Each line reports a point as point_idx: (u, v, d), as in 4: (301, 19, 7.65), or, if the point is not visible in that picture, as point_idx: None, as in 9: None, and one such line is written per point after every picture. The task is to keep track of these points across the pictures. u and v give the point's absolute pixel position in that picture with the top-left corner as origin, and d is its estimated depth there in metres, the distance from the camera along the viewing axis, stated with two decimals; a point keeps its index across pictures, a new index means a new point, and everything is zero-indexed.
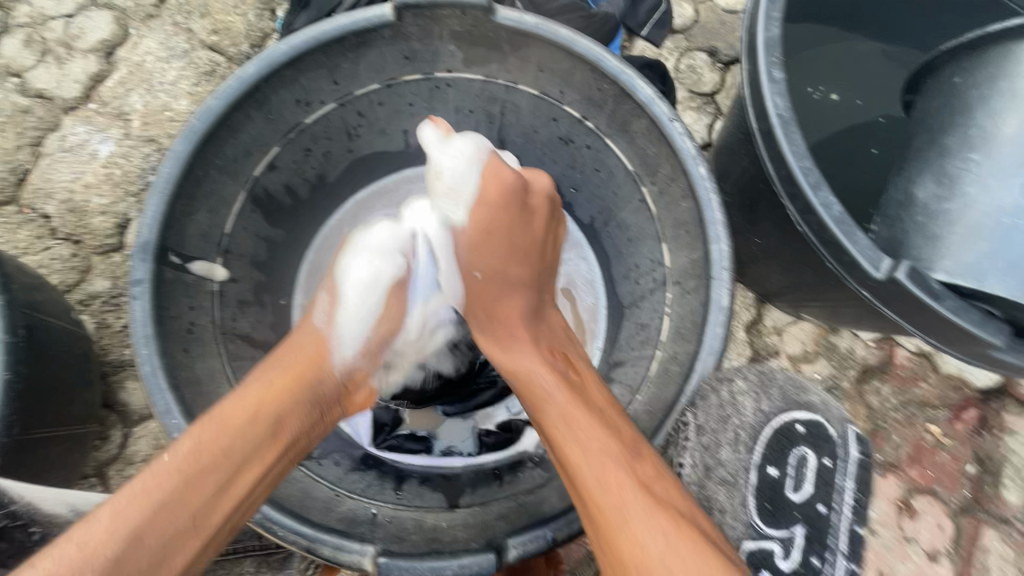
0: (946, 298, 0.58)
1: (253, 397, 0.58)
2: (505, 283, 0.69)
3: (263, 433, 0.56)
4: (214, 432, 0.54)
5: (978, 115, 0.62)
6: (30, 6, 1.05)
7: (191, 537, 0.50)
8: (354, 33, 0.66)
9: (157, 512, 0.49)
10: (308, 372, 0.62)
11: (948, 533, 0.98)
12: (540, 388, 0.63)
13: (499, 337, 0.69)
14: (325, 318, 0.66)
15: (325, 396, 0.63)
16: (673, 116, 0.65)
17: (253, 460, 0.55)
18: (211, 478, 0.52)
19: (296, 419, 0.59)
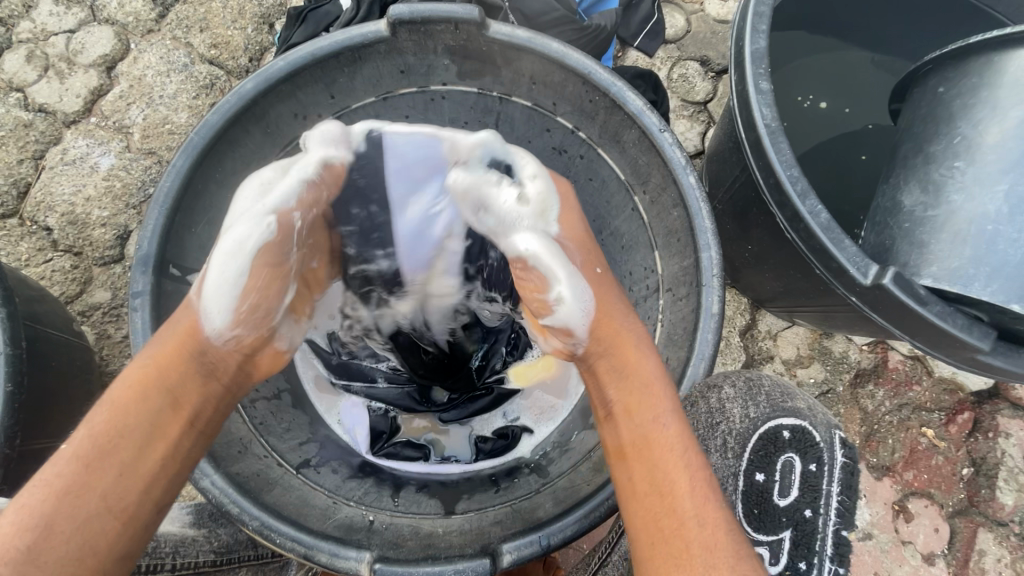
0: (933, 303, 0.59)
1: (136, 376, 0.55)
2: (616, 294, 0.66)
3: (160, 406, 0.55)
4: (98, 421, 0.53)
5: (962, 124, 0.63)
6: (32, 23, 1.07)
7: (101, 521, 0.49)
8: (350, 48, 0.68)
9: (62, 502, 0.48)
10: (188, 345, 0.58)
11: (943, 535, 0.99)
12: (658, 399, 0.58)
13: (622, 346, 0.61)
14: (197, 291, 0.60)
15: (222, 364, 0.60)
16: (663, 126, 0.66)
17: (154, 437, 0.54)
18: (111, 463, 0.51)
19: (195, 389, 0.57)
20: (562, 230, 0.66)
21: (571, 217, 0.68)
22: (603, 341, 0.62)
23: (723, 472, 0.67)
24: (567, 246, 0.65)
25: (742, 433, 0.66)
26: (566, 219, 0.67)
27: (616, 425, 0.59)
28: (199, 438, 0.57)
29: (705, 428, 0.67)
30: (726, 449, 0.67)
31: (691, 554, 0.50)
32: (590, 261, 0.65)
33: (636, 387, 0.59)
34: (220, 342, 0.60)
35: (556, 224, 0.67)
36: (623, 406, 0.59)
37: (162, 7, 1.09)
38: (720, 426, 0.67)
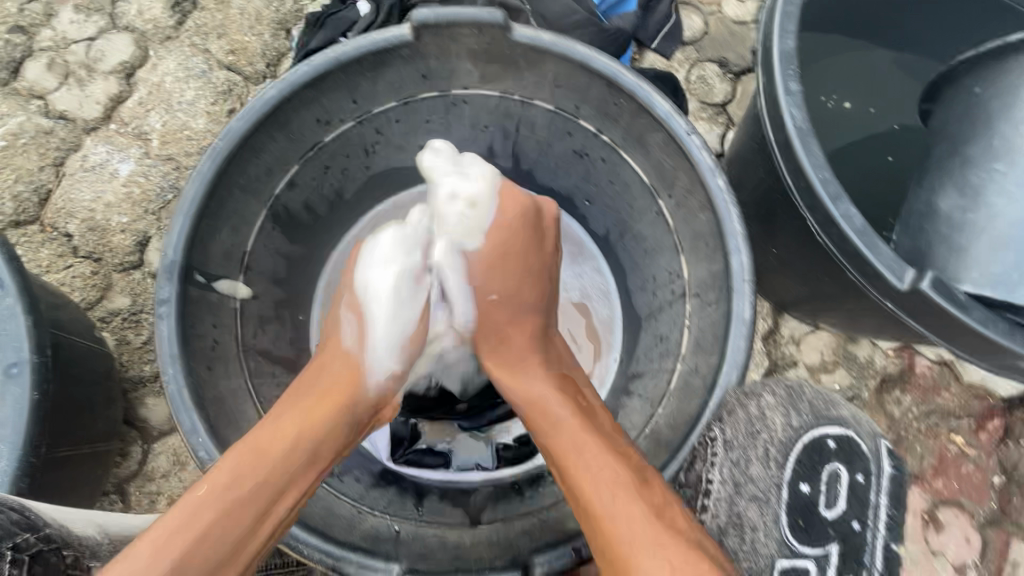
0: (973, 309, 0.58)
1: (296, 414, 0.58)
2: (509, 313, 0.69)
3: (308, 447, 0.57)
4: (268, 451, 0.55)
5: (1000, 126, 0.62)
6: (52, 31, 1.08)
7: (240, 549, 0.52)
8: (373, 53, 0.67)
9: (209, 529, 0.50)
10: (349, 389, 0.62)
11: (975, 546, 0.96)
12: (551, 414, 0.63)
13: (507, 365, 0.68)
14: (355, 339, 0.64)
15: (366, 413, 0.63)
16: (691, 129, 0.65)
17: (298, 475, 0.56)
18: (255, 497, 0.53)
19: (340, 431, 0.60)
20: (477, 245, 0.67)
21: (489, 232, 0.67)
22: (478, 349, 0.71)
23: (765, 484, 0.63)
24: (471, 268, 0.67)
25: (785, 443, 0.63)
26: (502, 207, 0.66)
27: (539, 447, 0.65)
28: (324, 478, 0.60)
29: (746, 439, 0.64)
30: (767, 460, 0.63)
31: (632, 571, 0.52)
32: (486, 285, 0.68)
33: (545, 417, 0.63)
34: (375, 387, 0.64)
35: (470, 239, 0.67)
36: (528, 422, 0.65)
37: (180, 14, 1.10)
38: (761, 436, 0.63)
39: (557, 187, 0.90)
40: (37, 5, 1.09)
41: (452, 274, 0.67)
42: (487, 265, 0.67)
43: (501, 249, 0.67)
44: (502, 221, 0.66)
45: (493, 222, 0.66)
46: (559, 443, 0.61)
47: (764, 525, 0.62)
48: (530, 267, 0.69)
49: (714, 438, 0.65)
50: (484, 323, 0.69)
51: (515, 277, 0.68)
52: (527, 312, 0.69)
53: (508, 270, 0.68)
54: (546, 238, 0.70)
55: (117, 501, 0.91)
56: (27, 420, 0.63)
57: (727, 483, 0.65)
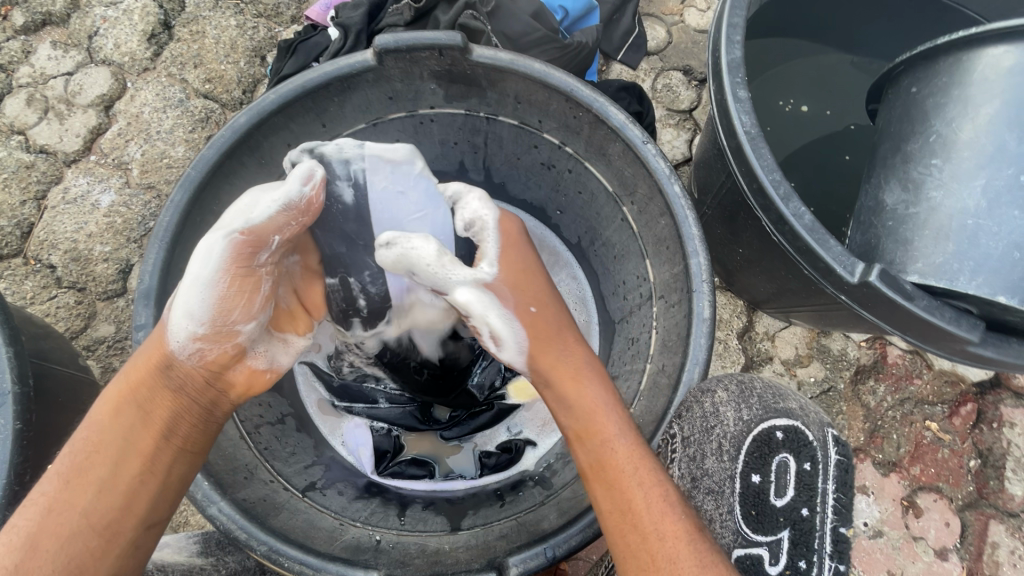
0: (920, 298, 0.60)
1: (110, 398, 0.57)
2: (557, 322, 0.64)
3: (130, 422, 0.55)
4: (82, 448, 0.54)
5: (936, 124, 0.65)
6: (31, 67, 1.10)
7: (90, 536, 0.52)
8: (338, 78, 0.70)
9: (43, 523, 0.51)
10: (154, 364, 0.57)
11: (955, 530, 0.98)
12: (604, 420, 0.58)
13: (570, 379, 0.60)
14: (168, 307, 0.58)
15: (190, 386, 0.58)
16: (646, 139, 0.68)
17: (127, 455, 0.55)
18: (86, 487, 0.53)
19: (165, 405, 0.57)
20: (496, 272, 0.63)
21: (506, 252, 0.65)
22: (543, 376, 0.62)
23: (719, 477, 0.63)
24: (504, 291, 0.63)
25: (737, 436, 0.63)
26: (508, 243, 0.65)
27: (574, 451, 0.59)
28: (176, 456, 0.57)
29: (701, 434, 0.63)
30: (722, 453, 0.63)
31: (658, 565, 0.51)
32: (525, 297, 0.63)
33: (591, 417, 0.58)
34: (185, 357, 0.57)
35: (490, 265, 0.64)
36: (575, 432, 0.59)
37: (156, 46, 1.13)
38: (715, 430, 0.63)
39: (528, 199, 0.93)
40: (16, 43, 1.11)
41: (484, 310, 0.62)
42: (513, 280, 0.64)
43: (520, 264, 0.65)
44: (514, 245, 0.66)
45: (500, 243, 0.65)
46: (609, 455, 0.56)
47: (720, 517, 0.62)
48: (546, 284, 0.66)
49: (673, 434, 0.64)
50: (536, 335, 0.63)
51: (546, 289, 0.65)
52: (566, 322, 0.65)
53: (535, 279, 0.65)
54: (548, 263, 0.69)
55: None
56: (10, 450, 0.64)
57: (685, 477, 0.64)
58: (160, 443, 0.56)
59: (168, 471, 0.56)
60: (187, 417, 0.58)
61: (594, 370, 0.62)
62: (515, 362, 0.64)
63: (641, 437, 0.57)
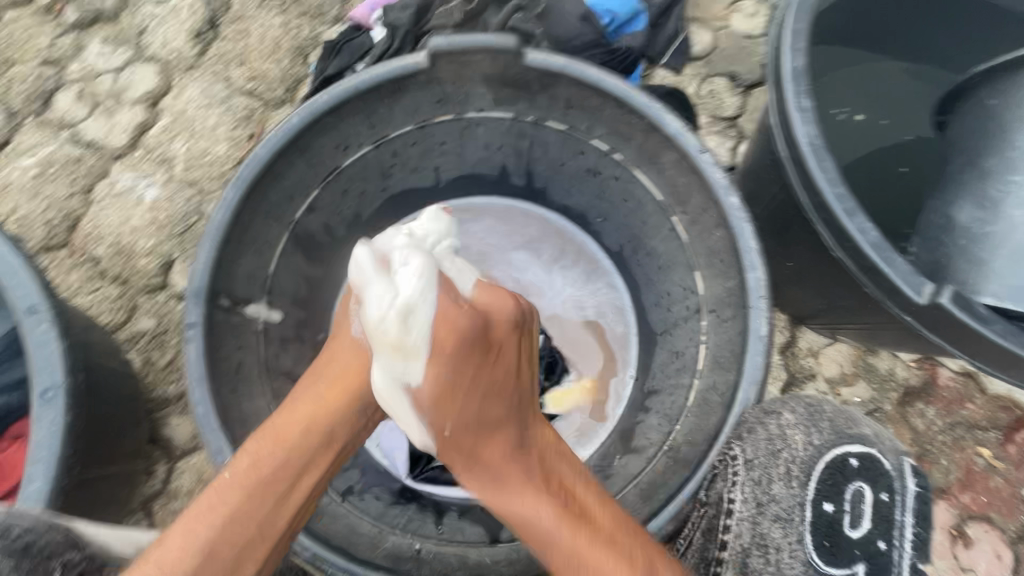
0: (995, 322, 0.58)
1: (299, 414, 0.59)
2: (474, 433, 0.61)
3: (315, 444, 0.58)
4: (265, 455, 0.56)
5: (1016, 138, 0.62)
6: (82, 63, 1.13)
7: (259, 545, 0.54)
8: (390, 80, 0.69)
9: (224, 529, 0.53)
10: (355, 384, 0.61)
11: (1008, 563, 0.94)
12: (534, 531, 0.58)
13: (492, 475, 0.61)
14: (361, 329, 0.61)
15: (372, 406, 0.62)
16: (703, 148, 0.66)
17: (306, 472, 0.57)
18: (273, 490, 0.55)
19: (350, 426, 0.60)
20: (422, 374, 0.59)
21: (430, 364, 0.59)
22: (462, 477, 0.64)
23: (788, 503, 0.60)
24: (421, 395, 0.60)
25: (806, 460, 0.60)
26: (439, 334, 0.58)
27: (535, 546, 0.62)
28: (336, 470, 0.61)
29: (767, 457, 0.60)
30: (789, 479, 0.60)
31: None
32: (439, 419, 0.61)
33: (526, 526, 0.59)
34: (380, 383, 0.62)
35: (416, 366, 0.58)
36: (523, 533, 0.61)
37: (203, 44, 1.14)
38: (782, 454, 0.60)
39: (570, 205, 0.91)
40: (68, 39, 1.14)
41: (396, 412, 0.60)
42: (434, 397, 0.60)
43: (447, 382, 0.59)
44: (438, 353, 0.58)
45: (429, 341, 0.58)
46: (555, 557, 0.57)
47: (788, 546, 0.59)
48: (488, 386, 0.61)
49: (733, 457, 0.61)
50: (448, 454, 0.63)
51: (474, 401, 0.61)
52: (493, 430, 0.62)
53: (461, 398, 0.60)
54: (498, 353, 0.62)
55: (143, 519, 0.92)
56: (60, 442, 0.65)
57: (748, 502, 0.60)
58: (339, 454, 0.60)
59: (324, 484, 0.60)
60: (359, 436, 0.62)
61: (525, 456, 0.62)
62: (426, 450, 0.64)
63: (583, 528, 0.57)
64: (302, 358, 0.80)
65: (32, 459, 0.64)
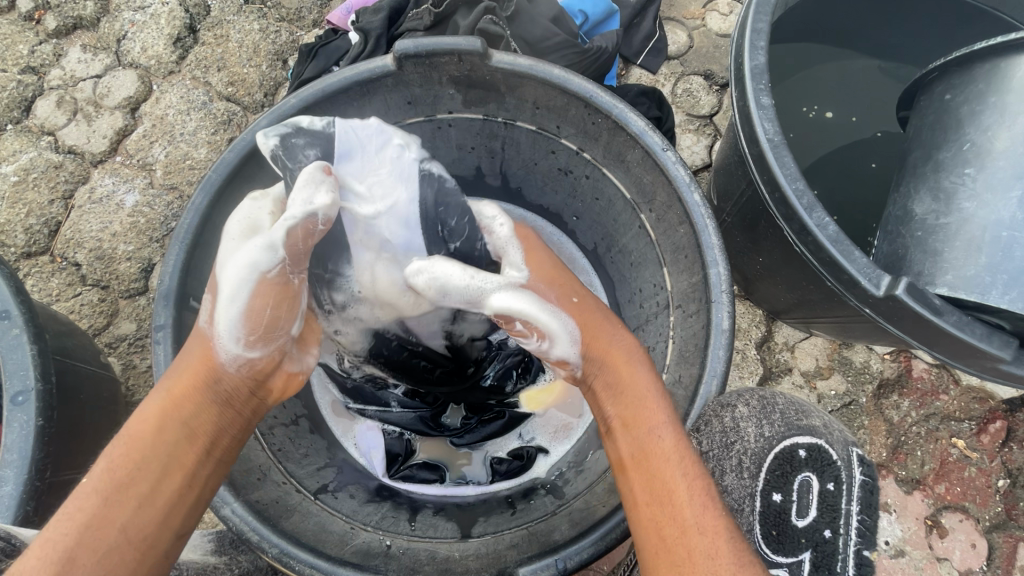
0: (948, 312, 0.58)
1: (153, 410, 0.56)
2: (602, 313, 0.65)
3: (176, 435, 0.55)
4: (121, 459, 0.53)
5: (970, 132, 0.63)
6: (62, 70, 1.13)
7: (127, 549, 0.51)
8: (358, 83, 0.71)
9: (83, 534, 0.49)
10: (202, 378, 0.58)
11: (982, 552, 0.95)
12: (655, 405, 0.58)
13: (614, 364, 0.61)
14: (208, 320, 0.60)
15: (234, 395, 0.60)
16: (666, 146, 0.67)
17: (172, 467, 0.54)
18: (134, 490, 0.52)
19: (208, 416, 0.58)
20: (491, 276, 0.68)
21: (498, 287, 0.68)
22: (594, 359, 0.62)
23: (739, 493, 0.62)
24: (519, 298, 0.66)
25: (757, 453, 0.62)
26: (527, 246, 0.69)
27: (615, 439, 0.58)
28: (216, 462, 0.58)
29: (720, 449, 0.62)
30: (741, 470, 0.62)
31: (696, 560, 0.49)
32: (565, 289, 0.65)
33: (638, 399, 0.59)
34: (232, 369, 0.60)
35: (521, 267, 0.66)
36: (622, 421, 0.58)
37: (182, 50, 1.15)
38: (735, 447, 0.62)
39: (545, 204, 0.92)
40: (47, 46, 1.14)
41: (523, 304, 0.62)
42: (547, 282, 0.65)
43: (553, 272, 0.67)
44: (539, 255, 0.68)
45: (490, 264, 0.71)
46: (660, 438, 0.55)
47: (738, 534, 0.62)
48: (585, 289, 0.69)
49: None
50: (585, 325, 0.63)
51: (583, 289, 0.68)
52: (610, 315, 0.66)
53: (573, 287, 0.66)
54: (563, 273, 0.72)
55: None
56: (33, 445, 0.65)
57: None
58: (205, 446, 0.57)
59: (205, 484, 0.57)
60: (229, 429, 0.59)
61: (639, 358, 0.62)
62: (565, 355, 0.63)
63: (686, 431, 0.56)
64: None
65: (4, 462, 0.64)
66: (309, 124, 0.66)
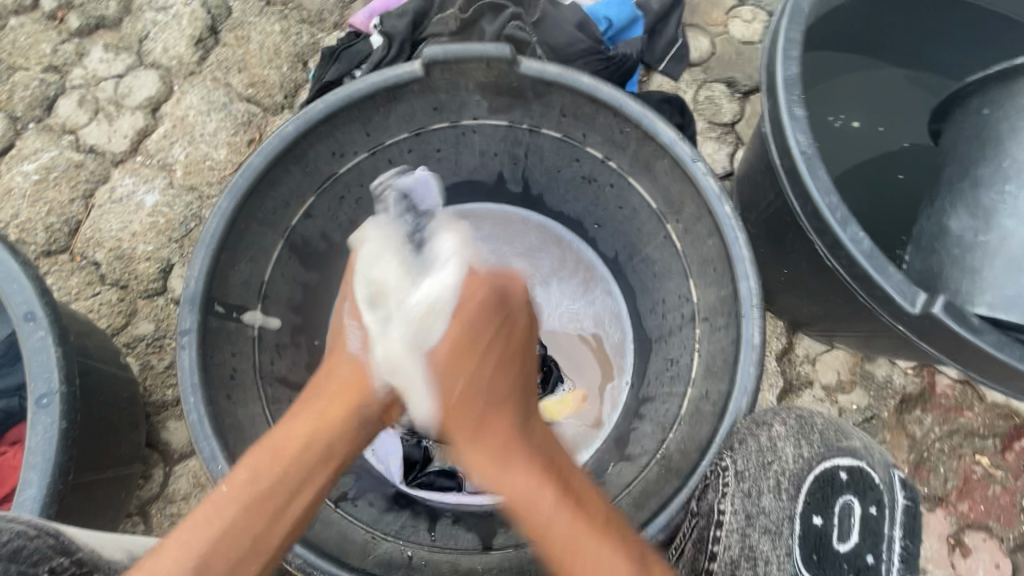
0: (987, 332, 0.57)
1: (297, 427, 0.56)
2: (486, 398, 0.60)
3: (315, 455, 0.55)
4: (260, 471, 0.53)
5: (1010, 148, 0.62)
6: (84, 69, 1.14)
7: (252, 559, 0.51)
8: (385, 88, 0.70)
9: (224, 535, 0.50)
10: (354, 400, 0.58)
11: (1006, 572, 0.93)
12: (614, 530, 0.54)
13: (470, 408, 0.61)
14: (360, 345, 0.61)
15: (374, 421, 0.60)
16: (696, 156, 0.66)
17: (306, 486, 0.54)
18: (269, 505, 0.52)
19: (346, 442, 0.57)
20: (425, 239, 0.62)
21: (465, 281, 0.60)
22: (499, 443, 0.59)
23: (777, 516, 0.59)
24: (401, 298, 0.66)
25: (797, 474, 0.60)
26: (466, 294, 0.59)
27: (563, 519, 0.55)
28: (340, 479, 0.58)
29: (757, 469, 0.59)
30: (780, 492, 0.59)
31: None
32: (452, 377, 0.59)
33: (558, 502, 0.55)
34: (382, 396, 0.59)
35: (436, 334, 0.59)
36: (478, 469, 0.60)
37: (203, 50, 1.15)
38: (773, 467, 0.59)
39: (566, 211, 0.91)
40: (70, 45, 1.15)
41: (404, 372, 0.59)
42: (448, 357, 0.59)
43: (466, 340, 0.59)
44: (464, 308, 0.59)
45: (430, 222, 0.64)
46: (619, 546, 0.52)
47: (777, 559, 0.58)
48: (503, 353, 0.62)
49: (723, 467, 0.60)
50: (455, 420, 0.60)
51: (488, 359, 0.61)
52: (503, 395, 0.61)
53: (472, 363, 0.60)
54: (517, 320, 0.63)
55: (140, 523, 0.92)
56: (56, 447, 0.65)
57: (739, 514, 0.59)
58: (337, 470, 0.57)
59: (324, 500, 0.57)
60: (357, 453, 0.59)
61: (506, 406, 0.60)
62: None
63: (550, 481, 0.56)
64: (297, 365, 0.80)
65: (28, 464, 0.64)
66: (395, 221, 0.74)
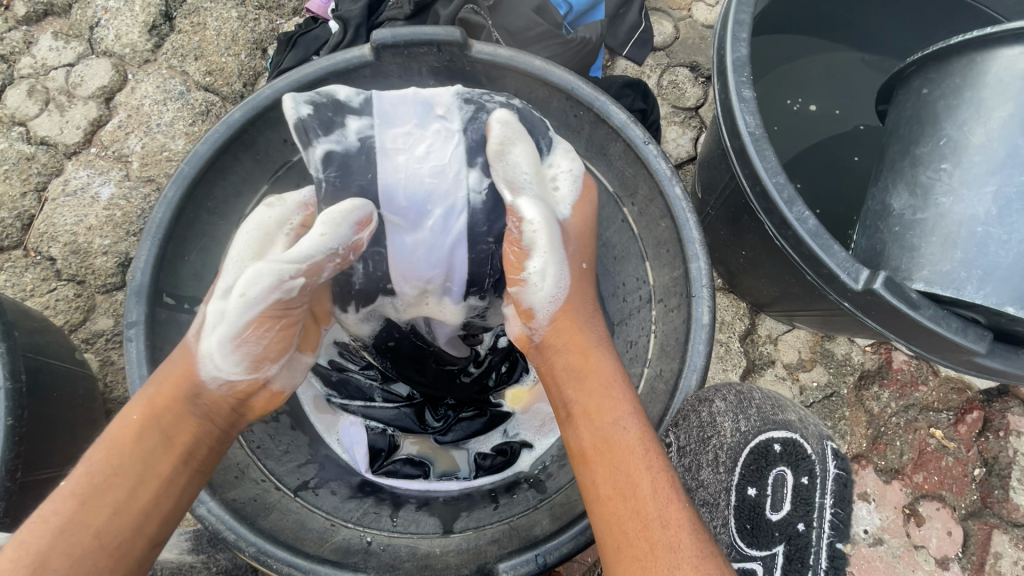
0: (925, 306, 0.59)
1: (135, 415, 0.56)
2: (589, 293, 0.66)
3: (155, 443, 0.55)
4: (98, 464, 0.53)
5: (947, 127, 0.63)
6: (32, 58, 1.10)
7: (104, 553, 0.50)
8: (334, 74, 0.69)
9: (57, 538, 0.49)
10: (180, 388, 0.57)
11: (958, 539, 0.97)
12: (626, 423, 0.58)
13: (580, 350, 0.62)
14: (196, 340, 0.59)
15: (213, 408, 0.59)
16: (647, 139, 0.66)
17: (149, 476, 0.54)
18: (109, 495, 0.52)
19: (188, 428, 0.57)
20: (569, 216, 0.65)
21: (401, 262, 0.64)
22: (562, 334, 0.63)
23: (715, 488, 0.64)
24: (567, 234, 0.64)
25: (733, 447, 0.62)
26: (581, 198, 0.66)
27: (577, 429, 0.59)
28: (188, 477, 0.57)
29: (697, 444, 0.65)
30: (718, 465, 0.64)
31: (659, 553, 0.50)
32: (579, 254, 0.65)
33: (604, 393, 0.59)
34: (212, 386, 0.59)
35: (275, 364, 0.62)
36: (583, 408, 0.59)
37: (158, 38, 1.12)
38: (710, 441, 0.64)
39: None
40: (17, 33, 1.11)
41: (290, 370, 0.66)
42: (575, 237, 0.65)
43: (583, 230, 0.66)
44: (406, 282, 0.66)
45: (578, 196, 0.66)
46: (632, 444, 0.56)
47: (715, 528, 0.64)
48: (586, 246, 0.66)
49: (671, 443, 0.68)
50: (575, 291, 0.65)
51: (581, 250, 0.66)
52: (585, 284, 0.66)
53: (585, 247, 0.66)
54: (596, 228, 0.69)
55: None
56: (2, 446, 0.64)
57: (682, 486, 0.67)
58: (182, 457, 0.56)
59: (185, 490, 0.56)
60: (205, 440, 0.58)
61: (607, 350, 0.63)
62: (540, 305, 0.63)
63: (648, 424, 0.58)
64: None
65: None
66: (344, 98, 0.61)
